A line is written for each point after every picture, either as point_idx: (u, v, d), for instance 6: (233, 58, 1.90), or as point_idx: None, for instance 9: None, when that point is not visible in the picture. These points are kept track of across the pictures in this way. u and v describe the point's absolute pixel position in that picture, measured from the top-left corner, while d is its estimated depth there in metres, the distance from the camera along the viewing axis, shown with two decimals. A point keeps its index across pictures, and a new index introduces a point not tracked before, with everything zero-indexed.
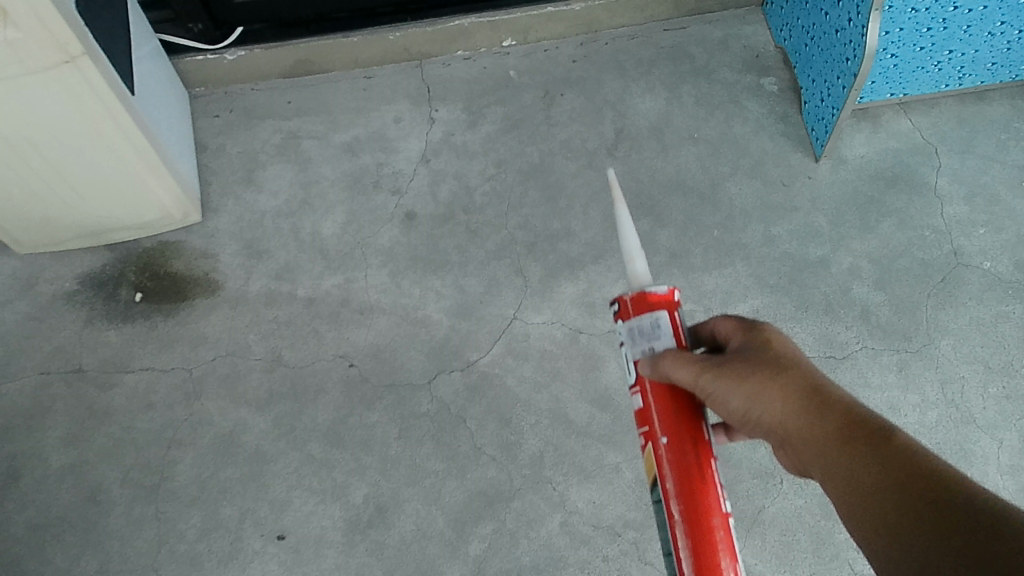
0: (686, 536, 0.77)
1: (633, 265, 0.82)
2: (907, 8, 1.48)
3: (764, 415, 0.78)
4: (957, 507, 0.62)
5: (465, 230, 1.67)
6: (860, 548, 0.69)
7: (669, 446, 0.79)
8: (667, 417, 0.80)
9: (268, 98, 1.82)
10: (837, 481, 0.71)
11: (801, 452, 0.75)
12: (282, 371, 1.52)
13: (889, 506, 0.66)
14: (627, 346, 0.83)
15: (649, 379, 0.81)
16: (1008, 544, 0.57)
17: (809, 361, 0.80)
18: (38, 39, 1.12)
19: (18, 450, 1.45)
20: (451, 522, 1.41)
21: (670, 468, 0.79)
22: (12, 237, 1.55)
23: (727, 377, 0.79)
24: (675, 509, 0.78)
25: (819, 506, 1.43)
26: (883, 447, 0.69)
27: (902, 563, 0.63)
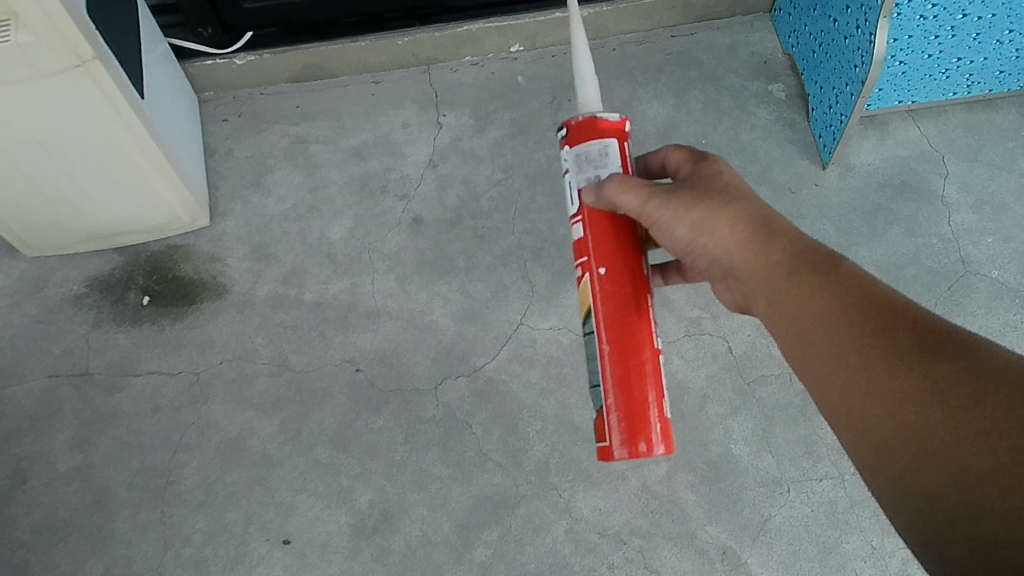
0: (611, 349, 0.97)
1: (585, 93, 1.01)
2: (916, 16, 1.48)
3: (708, 244, 0.93)
4: (903, 333, 0.73)
5: (472, 236, 1.67)
6: (803, 363, 0.82)
7: (603, 273, 0.98)
8: (604, 244, 0.98)
9: (276, 102, 1.82)
10: (776, 302, 0.86)
11: (742, 275, 0.91)
12: (289, 375, 1.53)
13: (837, 331, 0.78)
14: (574, 173, 0.99)
15: (592, 206, 0.98)
16: (958, 364, 0.68)
17: (748, 194, 0.94)
18: (50, 43, 1.13)
19: (25, 453, 1.46)
20: (457, 528, 1.41)
21: (598, 294, 0.98)
22: (20, 240, 1.56)
23: (674, 206, 0.93)
24: (604, 329, 0.97)
25: (826, 515, 1.43)
26: (828, 278, 0.82)
27: (855, 386, 0.74)
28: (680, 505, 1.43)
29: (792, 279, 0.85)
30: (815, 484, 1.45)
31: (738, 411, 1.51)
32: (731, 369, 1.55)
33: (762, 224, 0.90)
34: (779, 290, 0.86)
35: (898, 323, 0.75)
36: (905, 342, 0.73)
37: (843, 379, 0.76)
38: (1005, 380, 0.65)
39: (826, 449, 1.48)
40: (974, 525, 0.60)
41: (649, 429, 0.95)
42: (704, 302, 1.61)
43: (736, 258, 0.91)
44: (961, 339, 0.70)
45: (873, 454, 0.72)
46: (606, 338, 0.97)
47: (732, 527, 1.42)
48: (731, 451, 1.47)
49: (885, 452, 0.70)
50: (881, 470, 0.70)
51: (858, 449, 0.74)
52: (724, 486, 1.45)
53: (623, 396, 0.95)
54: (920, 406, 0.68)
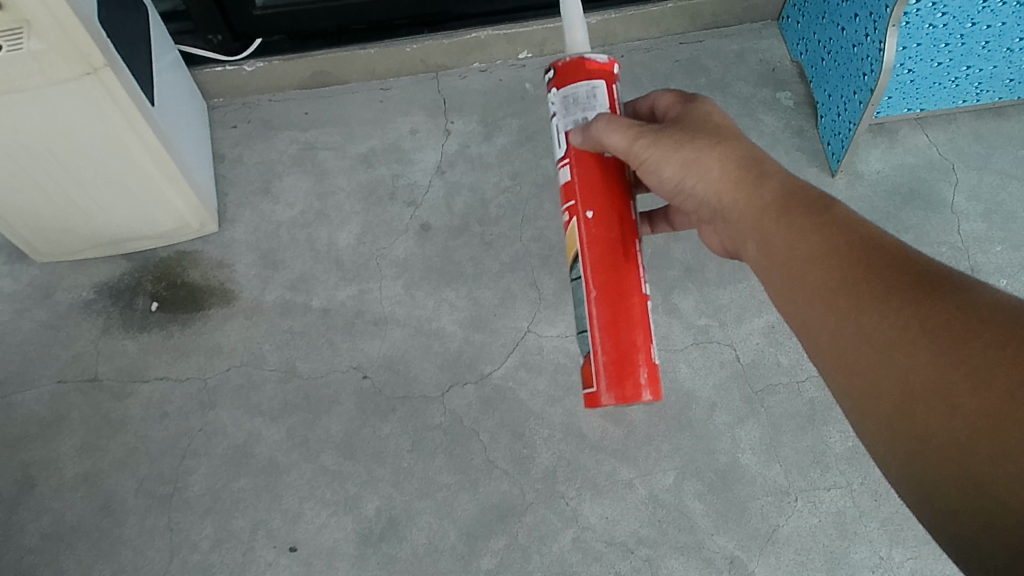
0: (603, 291, 0.98)
1: (574, 39, 1.03)
2: (925, 24, 1.48)
3: (697, 182, 0.95)
4: (890, 267, 0.75)
5: (479, 242, 1.67)
6: (788, 298, 0.84)
7: (592, 215, 0.99)
8: (591, 187, 1.00)
9: (285, 108, 1.83)
10: (767, 238, 0.88)
11: (732, 215, 0.92)
12: (296, 382, 1.53)
13: (823, 264, 0.80)
14: (560, 116, 1.02)
15: (579, 148, 1.00)
16: (947, 299, 0.70)
17: (738, 135, 0.96)
18: (62, 50, 1.13)
19: (33, 459, 1.46)
20: (463, 536, 1.41)
21: (587, 237, 0.99)
22: (31, 246, 1.56)
23: (663, 145, 0.95)
24: (595, 268, 0.98)
25: (834, 525, 1.42)
26: (815, 215, 0.84)
27: (843, 316, 0.76)
28: (687, 514, 1.43)
29: (782, 218, 0.86)
30: (823, 493, 1.45)
31: (745, 420, 1.50)
32: (738, 377, 1.54)
33: (751, 165, 0.92)
34: (769, 228, 0.87)
35: (892, 265, 0.75)
36: (898, 284, 0.73)
37: (833, 320, 0.77)
38: (994, 317, 0.66)
39: (834, 458, 1.47)
40: (956, 455, 0.63)
41: (635, 373, 0.96)
42: (712, 310, 1.61)
43: (724, 198, 0.93)
44: (953, 281, 0.71)
45: (857, 388, 0.73)
46: (593, 283, 0.98)
47: (739, 537, 1.41)
48: (739, 460, 1.47)
49: (876, 394, 0.71)
50: (872, 411, 0.72)
51: (839, 378, 0.76)
52: (731, 495, 1.44)
53: (610, 336, 0.97)
54: (912, 348, 0.69)
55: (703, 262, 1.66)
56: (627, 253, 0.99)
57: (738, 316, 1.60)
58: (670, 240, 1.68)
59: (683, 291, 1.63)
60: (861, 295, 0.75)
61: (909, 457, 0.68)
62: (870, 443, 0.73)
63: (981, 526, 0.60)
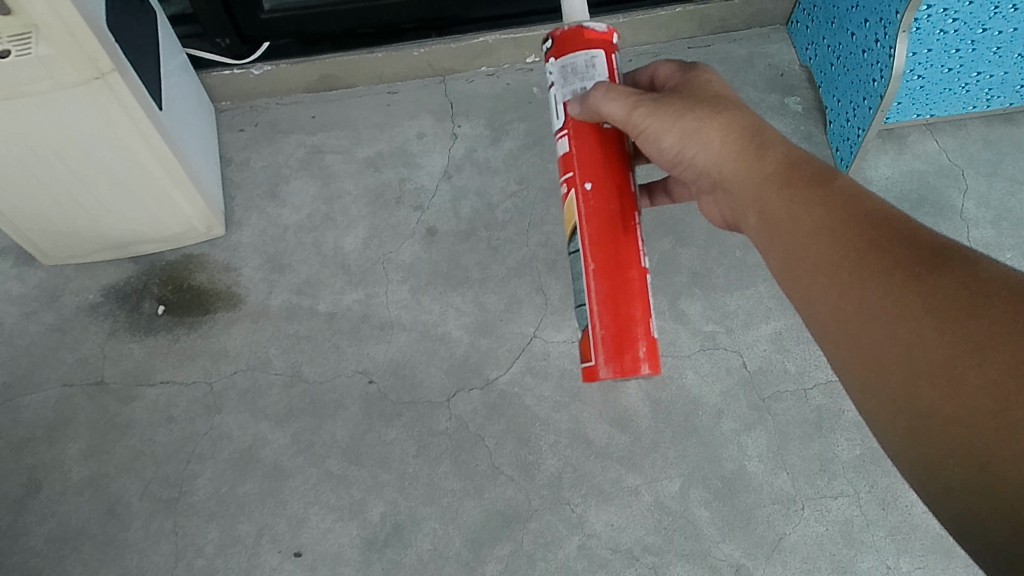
0: (602, 264, 0.99)
1: (571, 9, 1.03)
2: (935, 30, 1.47)
3: (697, 153, 0.94)
4: (894, 236, 0.72)
5: (486, 247, 1.67)
6: (788, 271, 0.82)
7: (590, 187, 1.00)
8: (589, 160, 1.00)
9: (293, 112, 1.83)
10: (766, 208, 0.85)
11: (733, 185, 0.90)
12: (302, 386, 1.53)
13: (824, 234, 0.77)
14: (558, 86, 1.02)
15: (577, 118, 1.00)
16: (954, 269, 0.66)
17: (742, 107, 0.94)
18: (69, 55, 1.13)
19: (39, 462, 1.46)
20: (468, 542, 1.40)
21: (584, 210, 1.00)
22: (38, 249, 1.56)
23: (661, 116, 0.94)
24: (592, 244, 1.00)
25: (841, 534, 1.41)
26: (820, 186, 0.81)
27: (841, 287, 0.73)
28: (693, 522, 1.42)
29: (784, 189, 0.83)
30: (830, 501, 1.44)
31: (752, 427, 1.49)
32: (745, 384, 1.53)
33: (752, 135, 0.90)
34: (770, 200, 0.85)
35: (896, 237, 0.72)
36: (901, 256, 0.70)
37: (833, 295, 0.74)
38: (1003, 287, 0.62)
39: (841, 466, 1.46)
40: (961, 437, 0.59)
41: (633, 347, 0.98)
42: (719, 316, 1.60)
43: (724, 168, 0.91)
44: (960, 251, 0.68)
45: (861, 367, 0.70)
46: (591, 256, 1.00)
47: (746, 545, 1.40)
48: (745, 468, 1.46)
49: (877, 369, 0.68)
50: (872, 387, 0.68)
51: (841, 356, 0.73)
52: (738, 503, 1.43)
53: (609, 310, 0.99)
54: (912, 319, 0.66)
55: (710, 268, 1.65)
56: (626, 227, 1.00)
57: (745, 322, 1.60)
58: (677, 245, 1.67)
59: (690, 297, 1.62)
60: (862, 266, 0.72)
61: (911, 435, 0.64)
62: (874, 426, 0.70)
63: (984, 506, 0.56)
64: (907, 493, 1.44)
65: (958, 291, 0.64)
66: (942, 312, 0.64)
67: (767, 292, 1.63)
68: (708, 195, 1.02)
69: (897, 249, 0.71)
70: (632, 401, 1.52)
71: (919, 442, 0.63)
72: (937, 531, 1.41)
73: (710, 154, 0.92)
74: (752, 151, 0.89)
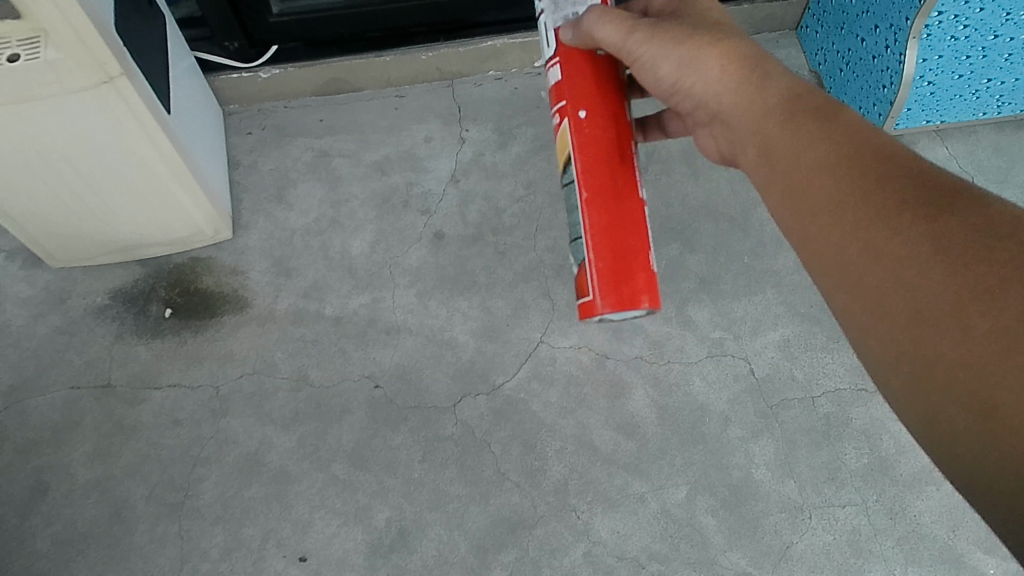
0: (594, 195, 1.01)
1: None
2: (946, 37, 1.46)
3: (699, 84, 0.93)
4: (898, 168, 0.72)
5: (493, 252, 1.67)
6: (788, 202, 0.82)
7: (582, 116, 1.01)
8: (582, 88, 1.01)
9: (301, 115, 1.83)
10: (768, 143, 0.85)
11: (737, 120, 0.90)
12: (308, 391, 1.52)
13: (828, 165, 0.77)
14: (551, 15, 1.03)
15: (568, 44, 1.01)
16: (960, 204, 0.66)
17: (745, 38, 0.93)
18: (79, 60, 1.13)
19: (46, 464, 1.46)
20: (474, 548, 1.40)
21: (577, 140, 1.02)
22: (46, 252, 1.57)
23: (662, 43, 0.92)
24: (584, 175, 1.02)
25: (848, 543, 1.40)
26: (825, 121, 0.81)
27: (843, 215, 0.73)
28: (699, 529, 1.41)
29: (789, 124, 0.83)
30: (838, 510, 1.43)
31: (759, 434, 1.49)
32: (753, 391, 1.53)
33: (754, 68, 0.89)
34: (774, 137, 0.85)
35: (903, 172, 0.72)
36: (907, 191, 0.70)
37: (835, 226, 0.74)
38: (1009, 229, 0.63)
39: (848, 475, 1.45)
40: (956, 377, 0.60)
41: (631, 281, 1.01)
42: (726, 323, 1.59)
43: (726, 101, 0.91)
44: (968, 189, 0.68)
45: (858, 296, 0.71)
46: (585, 186, 1.02)
47: (752, 553, 1.39)
48: (752, 476, 1.45)
49: (876, 294, 0.68)
50: (871, 318, 0.69)
51: (839, 285, 0.74)
52: (744, 511, 1.43)
53: (603, 239, 1.01)
54: (916, 252, 0.66)
55: (717, 274, 1.64)
56: (624, 165, 1.03)
57: (753, 329, 1.59)
58: (685, 251, 1.67)
59: (698, 303, 1.61)
60: (870, 200, 0.71)
61: (910, 369, 0.65)
62: (868, 354, 0.71)
63: (979, 448, 0.58)
64: (916, 503, 1.43)
65: (963, 237, 0.64)
66: (950, 259, 0.63)
67: (774, 298, 1.62)
68: (703, 126, 1.02)
69: (906, 192, 0.70)
70: (639, 408, 1.51)
71: (923, 384, 0.63)
72: (945, 541, 1.40)
73: (711, 86, 0.92)
74: (756, 83, 0.88)
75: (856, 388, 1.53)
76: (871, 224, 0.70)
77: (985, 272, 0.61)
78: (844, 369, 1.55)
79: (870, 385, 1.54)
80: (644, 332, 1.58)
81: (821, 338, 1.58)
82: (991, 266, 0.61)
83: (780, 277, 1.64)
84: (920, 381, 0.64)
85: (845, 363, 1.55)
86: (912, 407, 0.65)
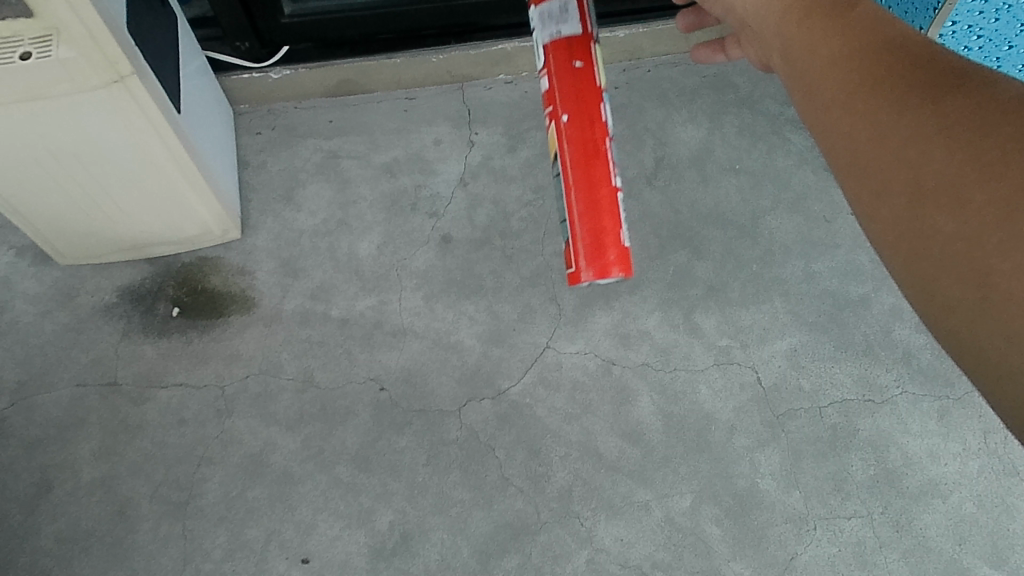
0: (580, 198, 0.95)
1: None
2: None
3: None
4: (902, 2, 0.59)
5: (501, 256, 1.66)
6: (775, 55, 0.69)
7: (567, 122, 0.93)
8: (565, 94, 0.92)
9: (310, 116, 1.83)
10: None
11: None
12: (313, 392, 1.52)
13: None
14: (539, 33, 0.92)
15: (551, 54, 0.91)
16: (971, 47, 0.54)
17: None
18: (90, 58, 1.13)
19: (51, 462, 1.47)
20: (476, 553, 1.40)
21: (566, 143, 0.94)
22: (55, 249, 1.57)
23: None
24: (570, 176, 0.95)
25: (853, 555, 1.39)
26: None
27: (830, 55, 0.60)
28: (703, 538, 1.41)
29: None
30: (843, 522, 1.42)
31: (765, 444, 1.48)
32: (759, 401, 1.52)
33: None
34: None
35: (897, 12, 0.59)
36: (905, 34, 0.57)
37: (823, 69, 0.61)
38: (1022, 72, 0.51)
39: (854, 486, 1.45)
40: (960, 242, 0.49)
41: (604, 252, 0.95)
42: (734, 331, 1.59)
43: None
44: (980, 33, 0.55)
45: (847, 150, 0.59)
46: (570, 181, 0.95)
47: (756, 564, 1.39)
48: (758, 485, 1.44)
49: (868, 147, 0.56)
50: (862, 174, 0.57)
51: (826, 139, 0.62)
52: (749, 521, 1.42)
53: (587, 224, 0.94)
54: (913, 101, 0.54)
55: (725, 282, 1.64)
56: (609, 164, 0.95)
57: (760, 337, 1.58)
58: (693, 258, 1.66)
59: (705, 311, 1.61)
60: (864, 39, 0.59)
61: (907, 234, 0.53)
62: (860, 217, 0.59)
63: (987, 326, 0.47)
64: (922, 516, 1.42)
65: (983, 111, 0.50)
66: (970, 134, 0.50)
67: (782, 307, 1.61)
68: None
69: (897, 36, 0.58)
70: (644, 415, 1.51)
71: (922, 272, 0.52)
72: (950, 555, 1.39)
73: None
74: None
75: (863, 399, 1.52)
76: (881, 108, 0.55)
77: (1012, 151, 0.47)
78: (851, 380, 1.54)
79: (877, 396, 1.53)
80: (651, 339, 1.58)
81: (828, 348, 1.57)
82: (1019, 145, 0.47)
83: (788, 286, 1.64)
84: (917, 268, 0.53)
85: (852, 374, 1.55)
86: (910, 277, 0.54)
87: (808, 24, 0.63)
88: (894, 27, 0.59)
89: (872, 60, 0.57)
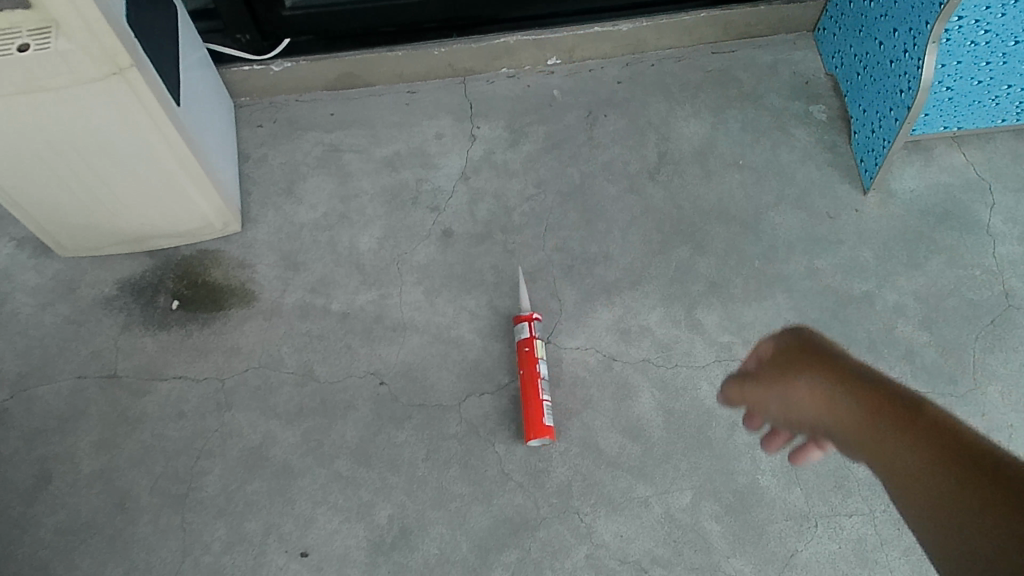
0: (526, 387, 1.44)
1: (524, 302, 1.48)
2: (965, 42, 1.44)
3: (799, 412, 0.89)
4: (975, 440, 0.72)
5: (502, 250, 1.66)
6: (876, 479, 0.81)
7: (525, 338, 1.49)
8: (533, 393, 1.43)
9: (312, 109, 1.83)
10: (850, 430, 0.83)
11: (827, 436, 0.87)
12: (313, 386, 1.52)
13: (905, 458, 0.76)
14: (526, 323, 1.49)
15: None
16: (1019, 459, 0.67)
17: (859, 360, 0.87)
18: (89, 50, 1.13)
19: (51, 454, 1.46)
20: (476, 548, 1.39)
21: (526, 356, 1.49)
22: (56, 241, 1.58)
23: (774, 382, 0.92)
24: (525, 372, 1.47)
25: (855, 552, 1.38)
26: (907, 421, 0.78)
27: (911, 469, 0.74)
28: (704, 535, 1.40)
29: (870, 430, 0.80)
30: (844, 519, 1.41)
31: None
32: None
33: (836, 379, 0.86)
34: (867, 441, 0.81)
35: (966, 453, 0.71)
36: (974, 468, 0.69)
37: (915, 511, 0.73)
38: None
39: (856, 484, 1.44)
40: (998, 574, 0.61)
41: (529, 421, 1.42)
42: (735, 328, 1.58)
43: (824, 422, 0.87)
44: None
45: (925, 504, 0.72)
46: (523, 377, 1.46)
47: (757, 560, 1.38)
48: (758, 482, 1.44)
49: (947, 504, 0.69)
50: (932, 529, 0.70)
51: (908, 491, 0.74)
52: (750, 517, 1.41)
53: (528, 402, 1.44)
54: (969, 525, 0.66)
55: (727, 278, 1.63)
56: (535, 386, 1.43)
57: (762, 333, 1.57)
58: (695, 254, 1.65)
59: (707, 307, 1.60)
60: (943, 476, 0.71)
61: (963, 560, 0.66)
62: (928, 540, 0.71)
63: None
64: None
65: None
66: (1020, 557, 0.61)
67: (785, 303, 1.60)
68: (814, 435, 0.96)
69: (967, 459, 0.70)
70: (644, 411, 1.50)
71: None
72: None
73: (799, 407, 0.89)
74: (835, 397, 0.85)
75: None
76: (949, 495, 0.70)
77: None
78: None
79: None
80: (652, 334, 1.57)
81: None
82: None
83: (791, 282, 1.63)
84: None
85: None
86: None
87: (890, 441, 0.78)
88: (964, 434, 0.73)
89: (942, 491, 0.70)
